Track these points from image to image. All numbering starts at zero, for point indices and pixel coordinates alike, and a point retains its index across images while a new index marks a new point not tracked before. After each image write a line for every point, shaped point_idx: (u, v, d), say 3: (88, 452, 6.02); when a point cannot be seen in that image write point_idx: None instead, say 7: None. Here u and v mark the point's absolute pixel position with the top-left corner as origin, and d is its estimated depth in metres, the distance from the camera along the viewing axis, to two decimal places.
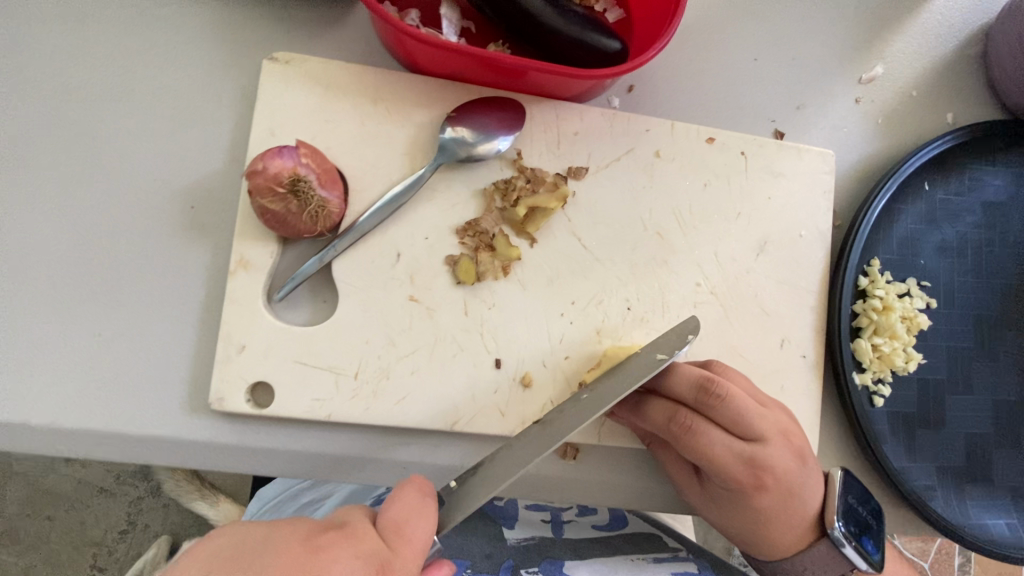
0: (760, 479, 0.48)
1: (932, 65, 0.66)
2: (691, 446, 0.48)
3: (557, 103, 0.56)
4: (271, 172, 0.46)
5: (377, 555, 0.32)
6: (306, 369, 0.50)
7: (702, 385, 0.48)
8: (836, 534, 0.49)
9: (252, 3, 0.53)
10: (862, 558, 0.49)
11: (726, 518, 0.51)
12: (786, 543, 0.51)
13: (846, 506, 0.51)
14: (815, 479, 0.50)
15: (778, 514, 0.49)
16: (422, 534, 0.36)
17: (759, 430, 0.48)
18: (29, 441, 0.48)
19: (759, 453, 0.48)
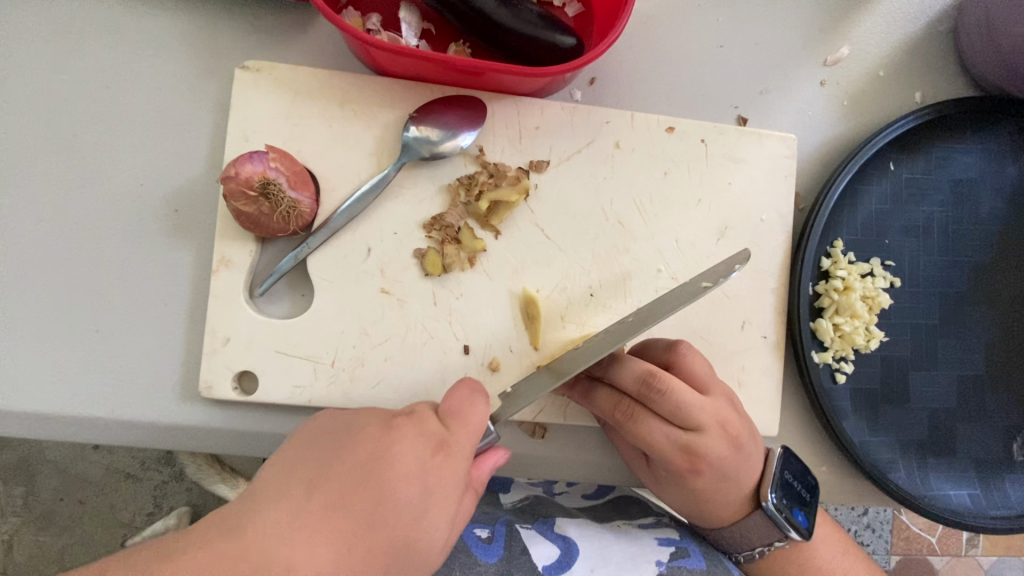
0: (694, 463, 0.53)
1: (901, 43, 0.66)
2: (633, 432, 0.52)
3: (518, 98, 0.58)
4: (243, 177, 0.50)
5: (436, 437, 0.41)
6: (286, 359, 0.54)
7: (646, 380, 0.50)
8: (768, 507, 0.54)
9: (222, 15, 0.56)
10: (791, 526, 0.54)
11: (666, 493, 0.56)
12: (723, 515, 0.56)
13: (782, 481, 0.55)
14: (749, 462, 0.54)
15: (713, 492, 0.54)
16: (477, 419, 0.42)
17: (697, 421, 0.51)
18: (42, 428, 0.53)
19: (695, 441, 0.52)
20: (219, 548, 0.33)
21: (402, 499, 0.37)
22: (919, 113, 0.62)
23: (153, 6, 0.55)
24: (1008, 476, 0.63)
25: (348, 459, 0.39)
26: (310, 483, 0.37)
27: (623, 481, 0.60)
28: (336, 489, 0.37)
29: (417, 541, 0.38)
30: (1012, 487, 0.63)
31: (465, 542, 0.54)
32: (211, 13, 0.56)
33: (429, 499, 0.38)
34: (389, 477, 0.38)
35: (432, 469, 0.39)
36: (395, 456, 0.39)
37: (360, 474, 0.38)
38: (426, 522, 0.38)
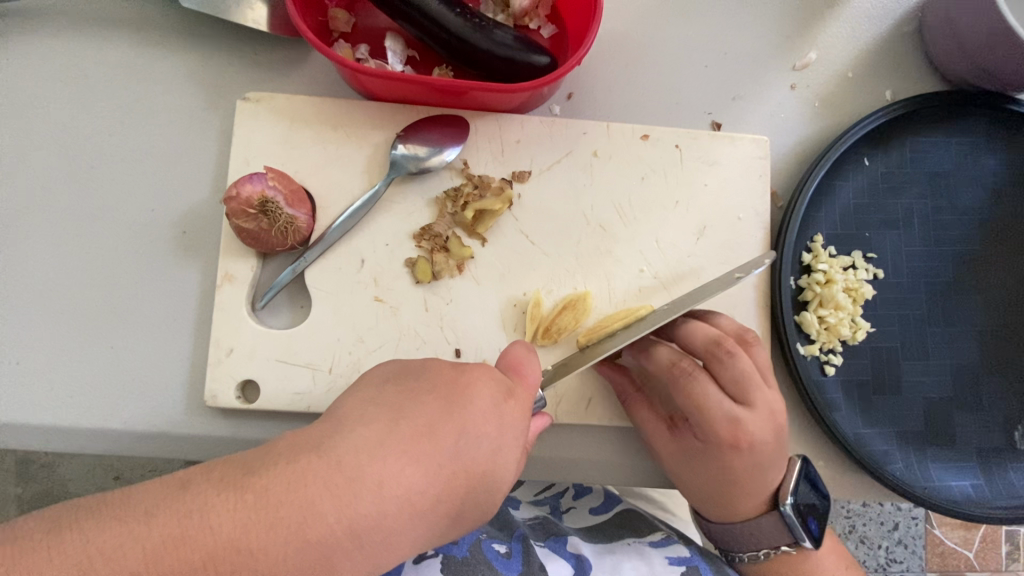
0: (737, 441, 0.52)
1: (867, 46, 0.69)
2: (687, 391, 0.53)
3: (499, 115, 0.62)
4: (243, 196, 0.54)
5: (508, 386, 0.43)
6: (285, 367, 0.57)
7: (716, 342, 0.53)
8: (786, 510, 0.55)
9: (222, 54, 0.61)
10: (803, 534, 0.55)
11: (690, 475, 0.56)
12: (740, 506, 0.56)
13: (801, 488, 0.56)
14: (781, 461, 0.55)
15: (744, 478, 0.54)
16: (533, 374, 0.47)
17: (754, 397, 0.52)
18: (58, 439, 0.56)
19: (743, 415, 0.52)
20: (299, 466, 0.36)
21: (478, 438, 0.40)
22: (888, 109, 0.64)
23: (162, 48, 0.61)
24: (1012, 465, 0.62)
25: (433, 395, 0.41)
26: (394, 415, 0.39)
27: (618, 481, 0.61)
28: (418, 426, 0.39)
29: (489, 481, 0.40)
30: (1016, 475, 0.62)
31: (485, 555, 0.55)
32: (214, 52, 0.61)
33: (503, 439, 0.41)
34: (467, 415, 0.40)
35: (505, 412, 0.42)
36: (473, 395, 0.41)
37: (441, 412, 0.40)
38: (500, 462, 0.41)
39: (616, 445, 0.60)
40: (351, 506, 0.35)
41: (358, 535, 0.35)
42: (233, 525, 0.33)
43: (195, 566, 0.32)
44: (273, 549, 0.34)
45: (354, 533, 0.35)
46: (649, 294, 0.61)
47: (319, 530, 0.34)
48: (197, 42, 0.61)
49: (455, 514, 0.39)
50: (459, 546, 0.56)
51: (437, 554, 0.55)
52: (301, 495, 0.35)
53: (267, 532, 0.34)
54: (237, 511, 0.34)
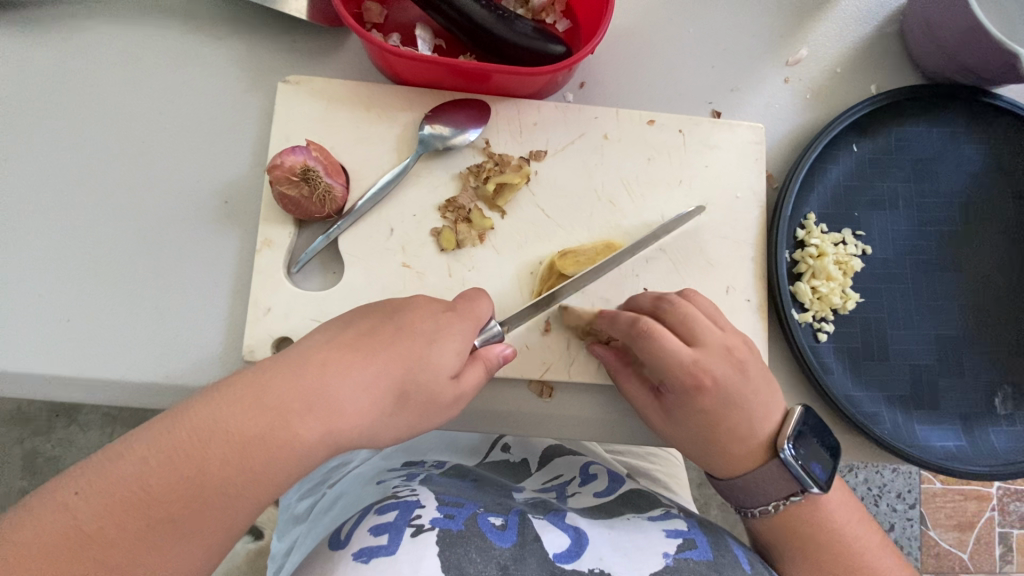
0: (700, 381, 0.57)
1: (855, 44, 0.75)
2: (647, 348, 0.57)
3: (518, 100, 0.67)
4: (287, 165, 0.59)
5: (448, 304, 0.53)
6: (320, 326, 0.61)
7: (658, 298, 0.61)
8: (785, 455, 0.57)
9: (265, 40, 0.67)
10: (810, 479, 0.56)
11: (678, 434, 0.60)
12: (740, 456, 0.58)
13: (798, 433, 0.58)
14: (760, 394, 0.59)
15: (726, 417, 0.58)
16: (483, 304, 0.54)
17: (704, 336, 0.58)
18: (106, 390, 0.60)
19: (701, 356, 0.57)
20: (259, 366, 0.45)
21: (414, 331, 0.49)
22: (874, 99, 0.70)
23: (210, 34, 0.66)
24: (993, 428, 0.67)
25: (379, 312, 0.51)
26: (339, 329, 0.49)
27: (627, 439, 0.65)
28: (364, 328, 0.49)
29: (429, 363, 0.48)
30: (997, 437, 0.67)
31: (480, 527, 0.59)
32: (258, 38, 0.67)
33: (438, 336, 0.49)
34: (408, 320, 0.50)
35: (444, 319, 0.50)
36: (413, 310, 0.51)
37: (383, 319, 0.50)
38: (436, 348, 0.48)
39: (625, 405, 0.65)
40: (304, 381, 0.44)
41: (310, 401, 0.43)
42: (209, 410, 0.42)
43: (183, 439, 0.41)
44: (240, 417, 0.42)
45: (304, 398, 0.43)
46: (656, 264, 0.66)
47: (278, 397, 0.43)
48: (242, 29, 0.67)
49: (400, 393, 0.47)
50: (456, 520, 0.59)
51: (435, 527, 0.57)
52: (261, 378, 0.44)
53: (239, 405, 0.42)
54: (211, 401, 0.43)
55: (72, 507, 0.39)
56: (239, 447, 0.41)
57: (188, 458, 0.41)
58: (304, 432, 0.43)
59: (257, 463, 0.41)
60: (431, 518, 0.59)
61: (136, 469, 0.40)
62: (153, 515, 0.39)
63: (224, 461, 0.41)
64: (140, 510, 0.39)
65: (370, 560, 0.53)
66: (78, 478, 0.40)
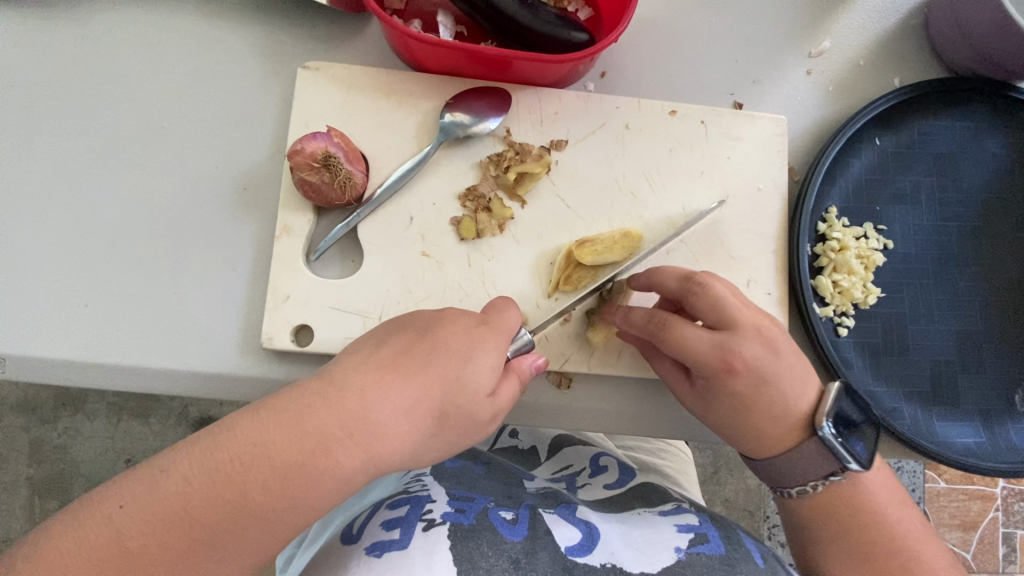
0: (730, 364, 0.55)
1: (878, 36, 0.74)
2: (671, 336, 0.56)
3: (539, 88, 0.67)
4: (308, 151, 0.58)
5: (481, 317, 0.52)
6: (338, 313, 0.61)
7: (685, 279, 0.58)
8: (825, 433, 0.56)
9: (284, 25, 0.66)
10: (850, 456, 0.55)
11: (717, 412, 0.58)
12: (777, 437, 0.58)
13: (837, 410, 0.57)
14: (789, 373, 0.57)
15: (757, 400, 0.56)
16: (514, 315, 0.53)
17: (733, 319, 0.56)
18: (122, 375, 0.59)
19: (731, 340, 0.55)
20: (302, 386, 0.47)
21: (449, 351, 0.49)
22: (898, 92, 0.69)
23: (229, 19, 0.66)
24: (1012, 425, 0.66)
25: (414, 327, 0.51)
26: (378, 345, 0.50)
27: (644, 431, 0.64)
28: (399, 346, 0.49)
29: (465, 385, 0.48)
30: (1016, 434, 0.66)
31: (491, 521, 0.59)
32: (277, 23, 0.66)
33: (472, 353, 0.49)
34: (440, 335, 0.50)
35: (478, 333, 0.50)
36: (448, 323, 0.51)
37: (417, 335, 0.50)
38: (471, 369, 0.48)
39: (644, 396, 0.64)
40: (343, 405, 0.45)
41: (349, 427, 0.45)
42: (254, 432, 0.45)
43: (224, 462, 0.44)
44: (281, 443, 0.44)
45: (342, 424, 0.45)
46: (676, 256, 0.65)
47: (317, 423, 0.45)
48: (261, 13, 0.66)
49: (437, 416, 0.47)
50: (467, 514, 0.59)
51: (447, 521, 0.57)
52: (301, 402, 0.46)
53: (280, 429, 0.45)
54: (255, 422, 0.45)
55: (116, 520, 0.43)
56: (280, 473, 0.44)
57: (230, 480, 0.44)
58: (343, 459, 0.45)
59: (298, 489, 0.44)
60: (442, 513, 0.59)
61: (179, 487, 0.44)
62: (194, 535, 0.43)
63: (265, 485, 0.44)
64: (183, 529, 0.43)
65: (383, 553, 0.53)
66: (127, 491, 0.44)
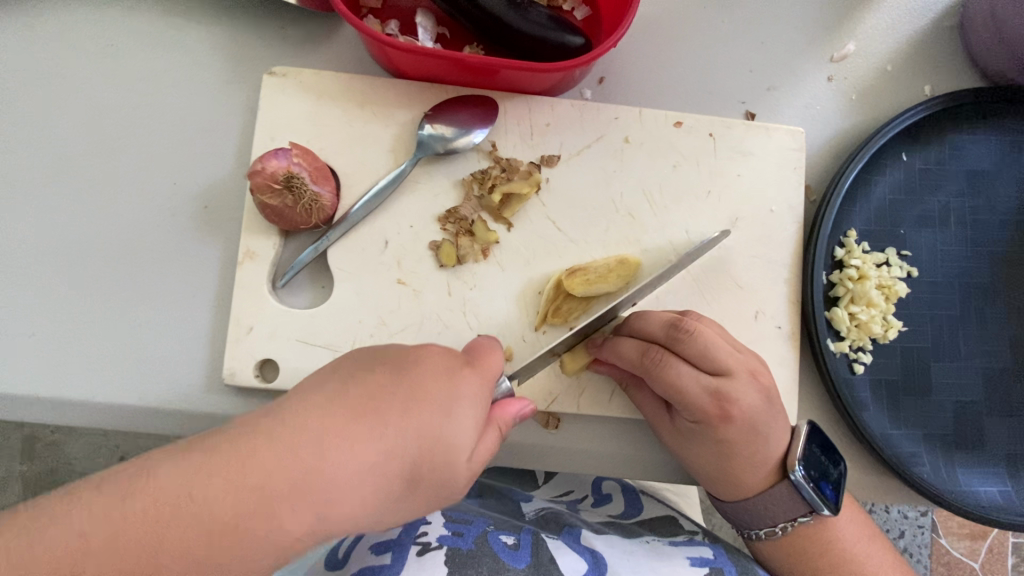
0: (726, 411, 0.52)
1: (909, 38, 0.66)
2: (662, 378, 0.52)
3: (529, 97, 0.60)
4: (268, 171, 0.53)
5: (463, 358, 0.45)
6: (306, 347, 0.56)
7: (673, 323, 0.53)
8: (796, 478, 0.53)
9: (249, 27, 0.60)
10: (819, 501, 0.53)
11: (694, 457, 0.54)
12: (749, 483, 0.54)
13: (810, 453, 0.54)
14: (780, 423, 0.54)
15: (745, 448, 0.53)
16: (496, 361, 0.45)
17: (726, 364, 0.52)
18: (72, 412, 0.55)
19: (725, 386, 0.52)
20: (236, 430, 0.38)
21: (428, 403, 0.41)
22: (928, 103, 0.62)
23: (189, 19, 0.60)
24: None
25: (387, 365, 0.43)
26: (339, 383, 0.41)
27: (638, 475, 0.59)
28: (367, 390, 0.41)
29: (442, 446, 0.40)
30: None
31: (490, 546, 0.53)
32: (242, 24, 0.60)
33: (454, 404, 0.41)
34: (417, 381, 0.41)
35: (459, 380, 0.42)
36: (426, 364, 0.43)
37: (389, 378, 0.42)
38: (450, 425, 0.41)
39: (637, 438, 0.59)
40: (298, 457, 0.37)
41: (301, 487, 0.37)
42: (180, 481, 0.37)
43: (139, 511, 0.36)
44: (216, 495, 0.36)
45: (294, 482, 0.37)
46: (677, 284, 0.60)
47: (264, 479, 0.37)
48: (224, 13, 0.60)
49: (406, 479, 0.40)
50: (465, 538, 0.54)
51: (443, 546, 0.53)
52: (245, 454, 0.37)
53: (219, 480, 0.36)
54: (185, 469, 0.37)
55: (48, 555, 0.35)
56: (211, 531, 0.36)
57: (168, 526, 0.36)
58: (291, 522, 0.37)
59: (224, 555, 0.36)
60: (439, 535, 0.54)
61: (76, 544, 0.35)
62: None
63: (201, 541, 0.36)
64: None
65: None
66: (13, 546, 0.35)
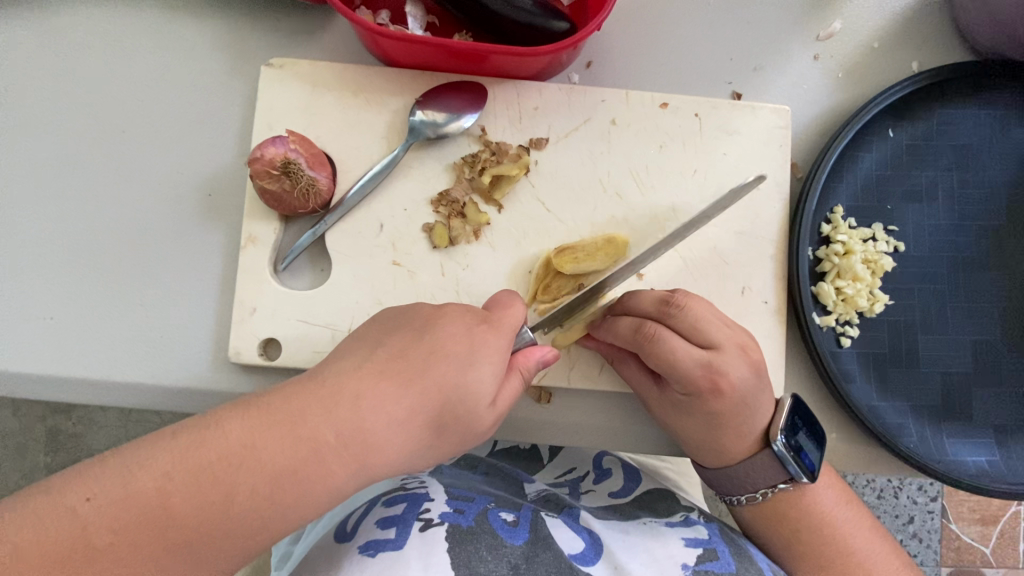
0: (715, 384, 0.53)
1: (895, 15, 0.67)
2: (654, 353, 0.52)
3: (518, 82, 0.62)
4: (267, 158, 0.55)
5: (481, 315, 0.48)
6: (307, 326, 0.58)
7: (664, 300, 0.54)
8: (777, 446, 0.54)
9: (247, 21, 0.62)
10: (798, 468, 0.54)
11: (681, 426, 0.56)
12: (733, 451, 0.56)
13: (792, 424, 0.55)
14: (764, 395, 0.55)
15: (730, 418, 0.54)
16: (517, 313, 0.49)
17: (715, 339, 0.53)
18: (89, 390, 0.58)
19: (715, 359, 0.53)
20: (278, 394, 0.42)
21: (449, 355, 0.44)
22: (914, 78, 0.63)
23: (190, 14, 0.62)
24: None
25: (412, 326, 0.47)
26: (370, 348, 0.45)
27: (629, 447, 0.61)
28: (394, 349, 0.45)
29: (465, 392, 0.44)
30: None
31: (491, 524, 0.53)
32: (240, 18, 0.62)
33: (475, 356, 0.44)
34: (439, 337, 0.45)
35: (478, 334, 0.46)
36: (445, 324, 0.46)
37: (415, 336, 0.46)
38: (473, 375, 0.44)
39: (626, 411, 0.61)
40: (339, 411, 0.41)
41: (346, 436, 0.41)
42: (245, 431, 0.40)
43: (213, 460, 0.39)
44: (272, 445, 0.40)
45: (339, 430, 0.41)
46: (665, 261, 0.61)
47: (311, 428, 0.41)
48: (223, 9, 0.62)
49: (436, 425, 0.43)
50: (466, 515, 0.54)
51: (444, 522, 0.52)
52: (295, 405, 0.41)
53: (272, 432, 0.40)
54: (246, 422, 0.41)
55: (82, 514, 0.37)
56: (270, 478, 0.40)
57: (216, 480, 0.39)
58: (338, 468, 0.41)
59: (285, 499, 0.40)
60: (440, 513, 0.54)
61: (157, 484, 0.38)
62: (170, 536, 0.38)
63: (254, 489, 0.40)
64: (155, 530, 0.38)
65: (377, 554, 0.48)
66: (91, 483, 0.38)
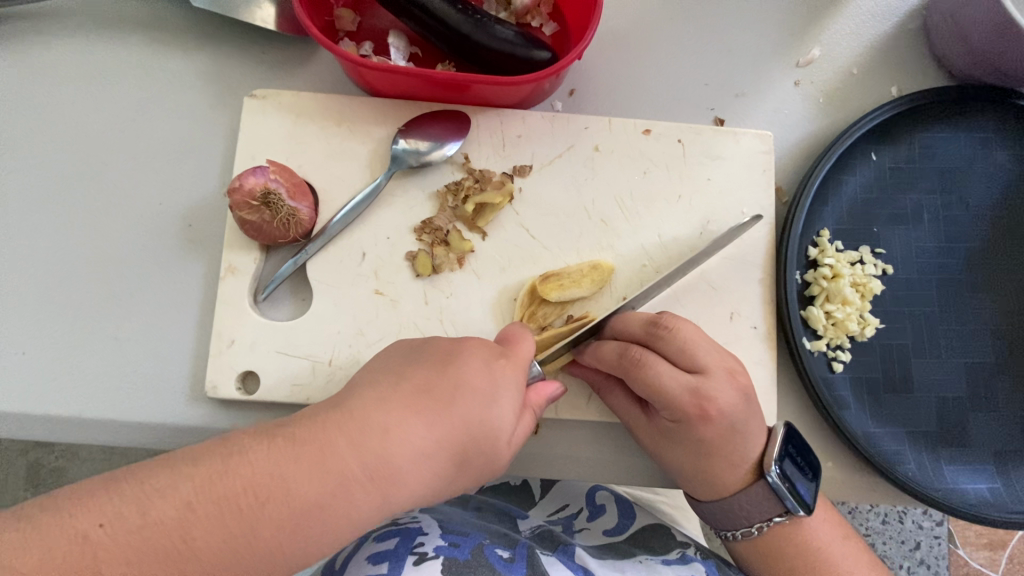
0: (704, 411, 0.51)
1: (873, 41, 0.68)
2: (641, 379, 0.51)
3: (501, 110, 0.62)
4: (246, 188, 0.54)
5: (499, 349, 0.46)
6: (287, 359, 0.57)
7: (652, 322, 0.53)
8: (771, 478, 0.52)
9: (230, 53, 0.63)
10: (793, 501, 0.52)
11: (671, 456, 0.54)
12: (726, 482, 0.54)
13: (785, 454, 0.53)
14: (755, 423, 0.53)
15: (722, 448, 0.52)
16: (527, 346, 0.47)
17: (703, 364, 0.52)
18: (58, 427, 0.56)
19: (703, 386, 0.51)
20: (299, 426, 0.40)
21: (473, 389, 0.42)
22: (895, 103, 0.64)
23: (174, 47, 0.63)
24: None
25: (432, 357, 0.45)
26: (393, 377, 0.43)
27: (620, 480, 0.59)
28: (419, 380, 0.42)
29: (490, 428, 0.41)
30: None
31: (487, 558, 0.51)
32: (223, 51, 0.63)
33: (499, 391, 0.42)
34: (461, 369, 0.43)
35: (498, 367, 0.44)
36: (467, 354, 0.44)
37: (437, 368, 0.43)
38: (497, 410, 0.42)
39: (615, 442, 0.59)
40: (364, 443, 0.39)
41: (370, 469, 0.39)
42: (268, 463, 0.38)
43: (238, 492, 0.37)
44: (297, 479, 0.38)
45: (363, 465, 0.39)
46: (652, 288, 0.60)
47: (336, 461, 0.38)
48: (207, 42, 0.63)
49: (458, 460, 0.41)
50: (461, 549, 0.52)
51: (439, 556, 0.50)
52: (320, 436, 0.39)
53: (296, 465, 0.38)
54: (270, 452, 0.38)
55: (94, 541, 0.35)
56: (293, 513, 0.37)
57: (238, 515, 0.37)
58: (361, 504, 0.39)
59: (303, 537, 0.38)
60: (434, 547, 0.52)
61: (179, 515, 0.36)
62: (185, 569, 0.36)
63: (277, 526, 0.37)
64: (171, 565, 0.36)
65: None
66: (105, 508, 0.36)
